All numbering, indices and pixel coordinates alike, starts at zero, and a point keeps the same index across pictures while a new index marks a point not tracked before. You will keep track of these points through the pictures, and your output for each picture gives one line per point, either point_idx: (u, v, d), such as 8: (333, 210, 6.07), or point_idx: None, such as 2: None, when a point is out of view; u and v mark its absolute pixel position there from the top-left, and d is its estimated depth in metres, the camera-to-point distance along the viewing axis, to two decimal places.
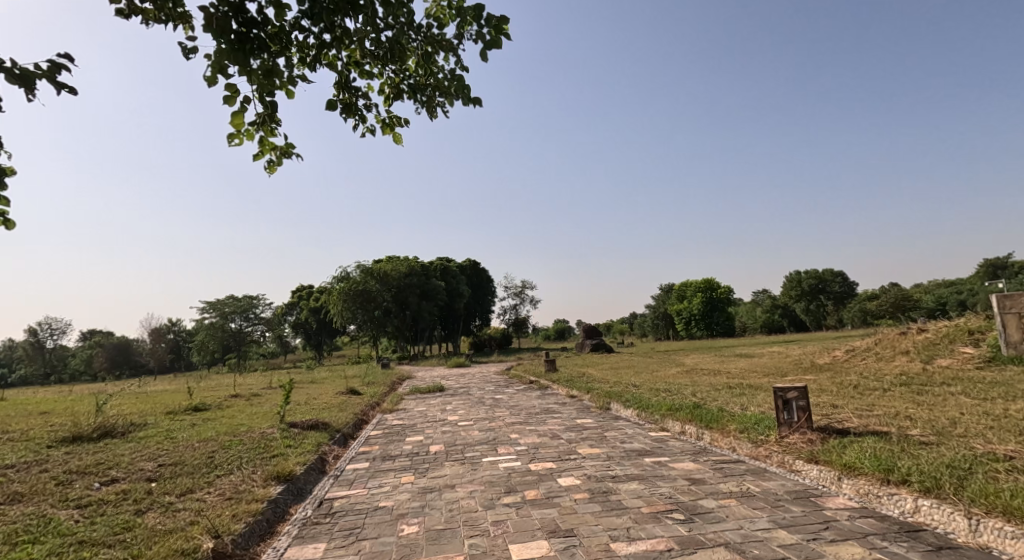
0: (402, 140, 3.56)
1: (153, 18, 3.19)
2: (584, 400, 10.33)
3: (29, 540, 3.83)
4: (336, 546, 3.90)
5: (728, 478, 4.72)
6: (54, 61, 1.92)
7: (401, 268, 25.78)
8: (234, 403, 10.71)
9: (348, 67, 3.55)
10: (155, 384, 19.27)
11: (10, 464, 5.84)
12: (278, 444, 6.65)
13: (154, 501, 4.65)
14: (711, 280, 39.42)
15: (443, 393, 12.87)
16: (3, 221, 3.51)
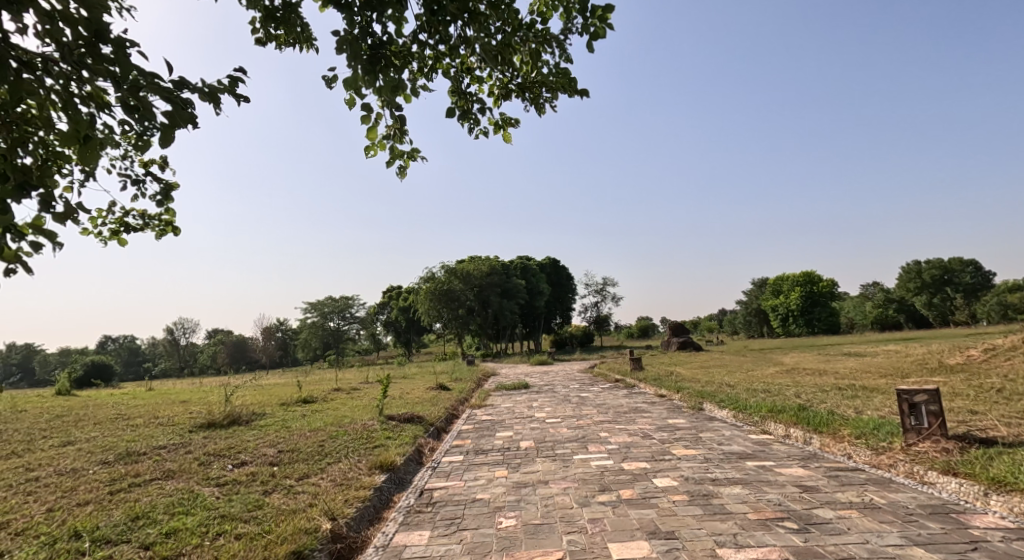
0: (513, 139, 3.67)
1: (287, 43, 3.54)
2: (676, 399, 10.03)
3: (183, 511, 4.38)
4: (439, 535, 4.10)
5: (846, 487, 4.41)
6: (230, 76, 2.17)
7: (482, 268, 26.36)
8: (337, 396, 11.51)
9: (461, 73, 3.73)
10: (267, 378, 21.18)
11: (156, 445, 6.66)
12: (378, 435, 7.08)
13: (278, 484, 5.13)
14: (815, 273, 36.64)
15: (529, 390, 13.03)
16: (172, 229, 4.05)
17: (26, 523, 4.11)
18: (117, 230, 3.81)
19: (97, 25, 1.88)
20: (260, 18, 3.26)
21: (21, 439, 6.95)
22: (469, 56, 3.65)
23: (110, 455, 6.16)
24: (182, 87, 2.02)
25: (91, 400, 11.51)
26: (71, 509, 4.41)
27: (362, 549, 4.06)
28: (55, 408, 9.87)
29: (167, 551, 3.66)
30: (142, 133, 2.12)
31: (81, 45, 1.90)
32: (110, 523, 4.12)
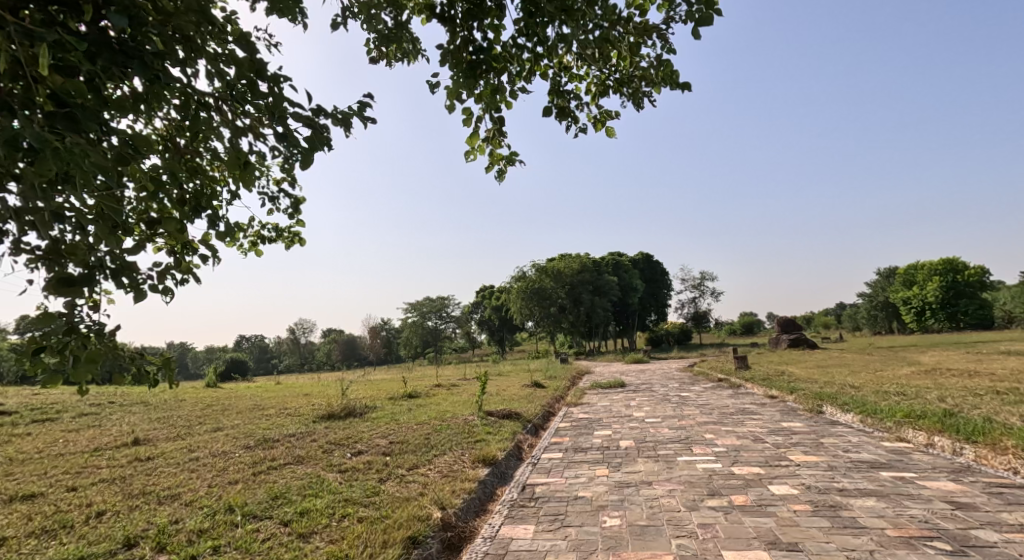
0: (613, 135, 3.57)
1: (394, 59, 3.71)
2: (791, 400, 9.32)
3: (312, 493, 4.75)
4: (544, 530, 4.11)
5: (1013, 508, 3.84)
6: (360, 100, 2.31)
7: (574, 265, 26.16)
8: (439, 392, 11.98)
9: (558, 73, 3.71)
10: (375, 373, 22.55)
11: (286, 433, 7.30)
12: (480, 430, 7.24)
13: (391, 472, 5.43)
14: (956, 262, 32.48)
15: (626, 389, 12.75)
16: (298, 238, 4.40)
17: (192, 495, 4.68)
18: (254, 242, 4.19)
19: (256, 63, 2.08)
20: (374, 39, 3.46)
21: (179, 424, 7.92)
22: (567, 56, 3.62)
23: (249, 440, 6.85)
24: (320, 114, 2.18)
25: (228, 391, 12.88)
26: (224, 486, 4.95)
27: (470, 539, 4.20)
28: (202, 398, 11.16)
29: (302, 528, 3.98)
30: (287, 157, 2.31)
31: (243, 82, 2.10)
32: (256, 500, 4.57)
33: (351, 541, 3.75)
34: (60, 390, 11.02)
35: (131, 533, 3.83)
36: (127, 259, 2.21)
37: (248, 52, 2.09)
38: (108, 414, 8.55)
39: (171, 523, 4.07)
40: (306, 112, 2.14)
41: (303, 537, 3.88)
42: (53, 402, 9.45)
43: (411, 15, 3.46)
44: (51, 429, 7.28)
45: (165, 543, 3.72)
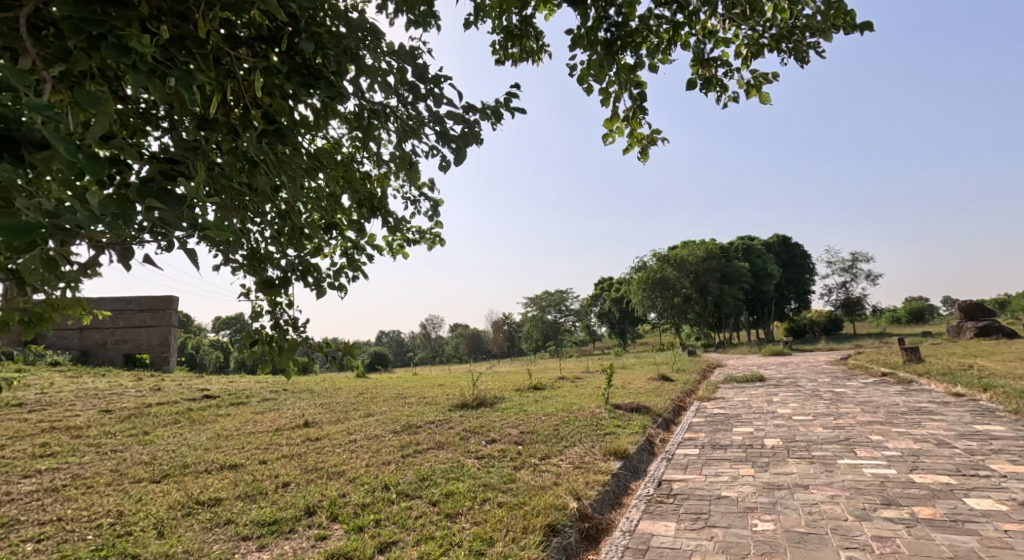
0: (770, 100, 2.94)
1: (518, 59, 3.60)
2: (984, 399, 7.85)
3: (455, 477, 4.88)
4: (686, 528, 3.81)
5: None
6: (507, 92, 2.25)
7: (699, 252, 24.61)
8: (564, 384, 11.87)
9: (702, 40, 3.31)
10: (500, 365, 23.07)
11: (427, 420, 7.66)
12: (608, 423, 7.00)
13: (524, 461, 5.42)
14: None
15: (766, 383, 11.68)
16: (438, 239, 4.52)
17: (355, 473, 5.05)
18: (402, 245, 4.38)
19: (418, 67, 2.09)
20: (500, 39, 3.39)
21: (337, 410, 8.69)
22: (711, 18, 3.21)
23: (395, 426, 7.28)
24: (472, 110, 2.15)
25: (370, 381, 13.91)
26: (381, 466, 5.28)
27: (608, 532, 4.03)
28: (352, 387, 12.17)
29: (449, 509, 4.09)
30: (444, 157, 2.32)
31: (405, 88, 2.11)
32: (408, 480, 4.81)
33: (494, 524, 3.79)
34: (235, 379, 12.64)
35: (312, 503, 4.22)
36: (311, 259, 2.39)
37: (408, 59, 2.10)
38: (284, 400, 9.67)
39: (342, 496, 4.41)
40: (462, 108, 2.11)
41: (450, 517, 3.99)
42: (239, 388, 10.91)
43: (536, 9, 3.33)
44: (243, 412, 8.38)
45: (338, 514, 4.04)
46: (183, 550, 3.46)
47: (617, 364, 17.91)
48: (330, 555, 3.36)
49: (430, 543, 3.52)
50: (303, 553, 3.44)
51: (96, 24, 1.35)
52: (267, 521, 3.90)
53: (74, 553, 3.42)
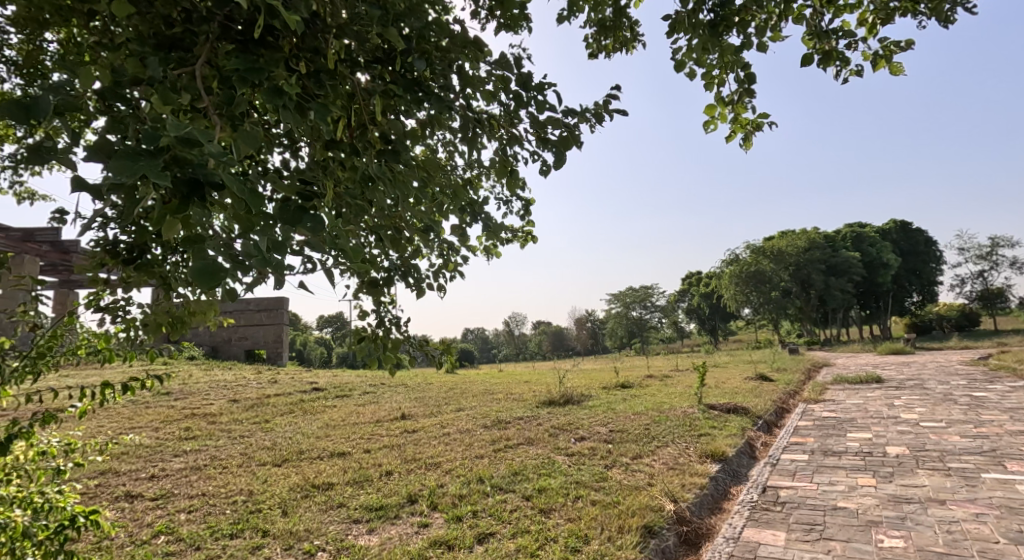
0: (904, 71, 2.55)
1: (611, 50, 3.45)
2: None
3: (547, 473, 4.81)
4: (799, 539, 3.49)
5: None
6: (608, 92, 2.12)
7: (802, 242, 22.77)
8: (653, 383, 11.43)
9: (821, 11, 2.97)
10: (585, 362, 22.66)
11: (516, 416, 7.66)
12: (703, 424, 6.62)
13: (616, 460, 5.25)
14: None
15: (885, 385, 10.55)
16: (529, 236, 4.47)
17: (450, 465, 5.15)
18: None
19: (521, 73, 1.98)
20: (592, 31, 3.27)
21: (430, 404, 8.94)
22: None
23: (486, 421, 7.35)
24: (574, 113, 2.04)
25: (459, 376, 14.23)
26: (474, 460, 5.33)
27: (709, 537, 3.79)
28: (442, 381, 12.50)
29: (543, 504, 4.04)
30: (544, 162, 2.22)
31: (508, 93, 2.03)
32: (501, 474, 4.81)
33: (588, 522, 3.68)
34: (334, 373, 13.41)
35: (412, 491, 4.35)
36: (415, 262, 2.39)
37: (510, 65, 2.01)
38: (381, 393, 10.13)
39: (438, 486, 4.50)
40: (567, 112, 1.99)
41: (544, 513, 3.94)
42: (342, 381, 11.57)
43: None
44: (345, 403, 8.87)
45: (436, 503, 4.13)
46: (304, 528, 3.69)
47: (713, 362, 17.01)
48: (433, 542, 3.45)
49: (526, 536, 3.50)
50: (407, 538, 3.55)
51: (256, 73, 1.30)
52: (375, 506, 4.07)
53: (215, 524, 3.75)
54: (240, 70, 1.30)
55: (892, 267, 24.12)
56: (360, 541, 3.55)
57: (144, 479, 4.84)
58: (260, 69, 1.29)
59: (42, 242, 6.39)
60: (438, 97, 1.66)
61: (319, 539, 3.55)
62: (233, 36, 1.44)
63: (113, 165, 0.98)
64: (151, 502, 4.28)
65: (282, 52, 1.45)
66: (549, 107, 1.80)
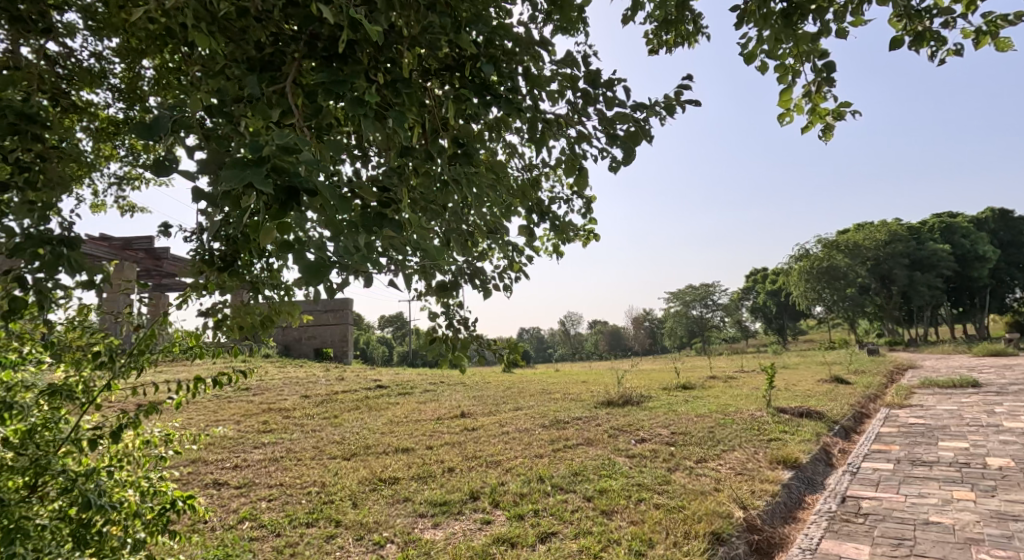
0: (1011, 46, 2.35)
1: (673, 45, 3.36)
2: None
3: (608, 475, 4.73)
4: (885, 554, 3.26)
5: None
6: (680, 82, 2.00)
7: (880, 235, 21.13)
8: (716, 384, 11.00)
9: None
10: (644, 362, 22.13)
11: (574, 415, 7.57)
12: (773, 428, 6.31)
13: (679, 463, 5.09)
14: None
15: (980, 390, 9.68)
16: (588, 235, 4.40)
17: (510, 463, 5.17)
18: None
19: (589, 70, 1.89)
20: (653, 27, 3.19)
21: (489, 403, 9.02)
22: None
23: (544, 420, 7.32)
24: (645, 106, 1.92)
25: (517, 375, 14.26)
26: (533, 459, 5.33)
27: (782, 547, 3.62)
28: (500, 380, 12.56)
29: (604, 505, 3.98)
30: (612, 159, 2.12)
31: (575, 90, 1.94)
32: (561, 474, 4.78)
33: (653, 525, 3.60)
34: (395, 371, 13.77)
35: (474, 488, 4.41)
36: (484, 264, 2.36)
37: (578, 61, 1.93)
38: (440, 391, 10.30)
39: (500, 484, 4.54)
40: (635, 106, 1.90)
41: (607, 514, 3.88)
42: (404, 379, 11.87)
43: None
44: (406, 401, 9.10)
45: (498, 500, 4.16)
46: (374, 520, 3.82)
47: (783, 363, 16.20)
48: (497, 539, 3.48)
49: (588, 537, 3.46)
50: (471, 534, 3.60)
51: (340, 85, 1.31)
52: (438, 501, 4.15)
53: (293, 513, 3.95)
54: (326, 81, 1.33)
55: (988, 260, 22.11)
56: (426, 535, 3.63)
57: (229, 469, 5.17)
58: (344, 81, 1.32)
59: (139, 249, 6.97)
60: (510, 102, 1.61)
61: (388, 531, 3.66)
62: (319, 54, 1.48)
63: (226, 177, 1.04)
64: (236, 490, 4.56)
65: (361, 62, 1.46)
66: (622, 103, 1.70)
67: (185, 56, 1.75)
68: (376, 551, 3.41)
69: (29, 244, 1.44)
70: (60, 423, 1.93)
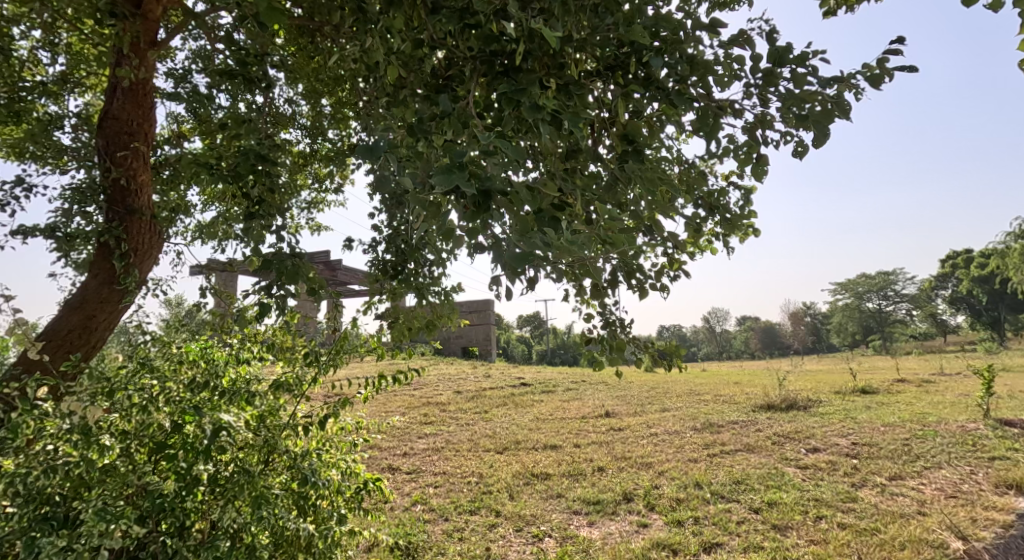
0: None
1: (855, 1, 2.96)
2: None
3: (777, 486, 4.35)
4: None
5: None
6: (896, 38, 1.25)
7: None
8: (907, 388, 9.50)
9: None
10: (811, 362, 19.97)
11: (730, 419, 7.06)
12: (993, 445, 5.27)
13: (867, 479, 4.51)
14: None
15: None
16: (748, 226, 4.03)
17: (663, 466, 5.00)
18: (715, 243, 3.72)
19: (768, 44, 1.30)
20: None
21: (634, 403, 8.81)
22: None
23: (696, 422, 6.94)
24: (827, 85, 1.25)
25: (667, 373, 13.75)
26: (689, 463, 5.10)
27: None
28: (646, 379, 12.20)
29: (776, 519, 3.70)
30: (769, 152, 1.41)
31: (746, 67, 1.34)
32: (721, 481, 4.51)
33: (839, 547, 3.27)
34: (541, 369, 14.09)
35: (627, 489, 4.36)
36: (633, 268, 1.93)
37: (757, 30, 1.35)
38: (584, 390, 10.32)
39: (654, 487, 4.43)
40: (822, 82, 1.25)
41: (779, 530, 3.60)
42: (547, 378, 12.09)
43: None
44: (553, 399, 9.25)
45: (654, 504, 4.08)
46: (530, 513, 3.97)
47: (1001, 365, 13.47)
48: (656, 544, 3.41)
49: (759, 552, 3.25)
50: (628, 536, 3.59)
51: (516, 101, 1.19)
52: (592, 500, 4.19)
53: (458, 500, 4.26)
54: (506, 93, 1.09)
55: None
56: (582, 531, 3.70)
57: (399, 456, 5.73)
58: (524, 89, 1.07)
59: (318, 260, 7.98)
60: (677, 96, 1.26)
61: (545, 524, 3.80)
62: (495, 72, 1.24)
63: (431, 183, 0.92)
64: (406, 475, 5.06)
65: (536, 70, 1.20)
66: (808, 76, 1.27)
67: (360, 90, 1.88)
68: (535, 543, 3.54)
69: (272, 262, 1.77)
70: (281, 410, 2.27)
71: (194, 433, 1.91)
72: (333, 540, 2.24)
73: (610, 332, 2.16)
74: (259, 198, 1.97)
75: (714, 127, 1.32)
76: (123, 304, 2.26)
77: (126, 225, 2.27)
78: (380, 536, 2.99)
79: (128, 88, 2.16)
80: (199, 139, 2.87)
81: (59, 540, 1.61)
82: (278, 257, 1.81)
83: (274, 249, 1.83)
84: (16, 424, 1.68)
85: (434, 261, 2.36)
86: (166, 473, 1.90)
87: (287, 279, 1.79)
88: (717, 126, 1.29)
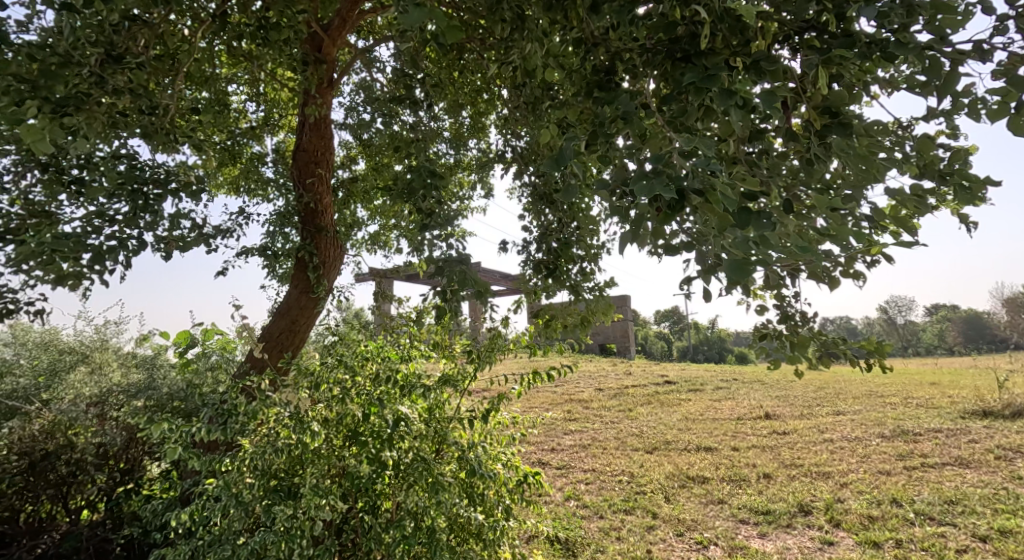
0: None
1: None
2: None
3: (1010, 511, 3.63)
4: None
5: None
6: None
7: None
8: None
9: None
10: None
11: (931, 426, 6.05)
12: None
13: None
14: None
15: None
16: None
17: (848, 478, 4.45)
18: None
19: None
20: None
21: (800, 403, 7.99)
22: None
23: (883, 428, 6.07)
24: None
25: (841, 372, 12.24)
26: (880, 476, 4.48)
27: None
28: (816, 377, 10.99)
29: (1011, 551, 3.09)
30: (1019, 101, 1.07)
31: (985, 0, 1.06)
32: (928, 500, 3.89)
33: None
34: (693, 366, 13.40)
35: (804, 501, 3.97)
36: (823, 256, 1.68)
37: None
38: (738, 388, 9.62)
39: (837, 501, 3.97)
40: None
41: None
42: (695, 375, 11.45)
43: None
44: (702, 397, 8.77)
45: (839, 520, 3.66)
46: (691, 518, 3.80)
47: None
48: None
49: None
50: (811, 554, 3.26)
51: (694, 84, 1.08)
52: (761, 510, 3.88)
53: (611, 499, 4.22)
54: (693, 82, 1.02)
55: None
56: (754, 543, 3.44)
57: (548, 450, 5.85)
58: (714, 76, 0.99)
59: None
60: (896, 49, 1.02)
61: (710, 532, 3.60)
62: (675, 59, 1.17)
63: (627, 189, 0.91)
64: (557, 469, 5.14)
65: (722, 52, 1.11)
66: None
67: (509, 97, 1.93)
68: (700, 551, 3.38)
69: (444, 267, 1.92)
70: (449, 405, 2.44)
71: (378, 423, 2.14)
72: (502, 529, 2.36)
73: (789, 327, 1.99)
74: (429, 210, 2.13)
75: (948, 79, 1.05)
76: (317, 309, 2.62)
77: (316, 241, 2.62)
78: (536, 526, 3.10)
79: (313, 123, 2.49)
80: (363, 161, 3.20)
81: (287, 509, 1.93)
82: (448, 263, 1.95)
83: (443, 255, 1.98)
84: (255, 410, 2.04)
85: (585, 258, 2.38)
86: (360, 456, 2.15)
87: (456, 283, 1.93)
88: (958, 76, 1.02)
